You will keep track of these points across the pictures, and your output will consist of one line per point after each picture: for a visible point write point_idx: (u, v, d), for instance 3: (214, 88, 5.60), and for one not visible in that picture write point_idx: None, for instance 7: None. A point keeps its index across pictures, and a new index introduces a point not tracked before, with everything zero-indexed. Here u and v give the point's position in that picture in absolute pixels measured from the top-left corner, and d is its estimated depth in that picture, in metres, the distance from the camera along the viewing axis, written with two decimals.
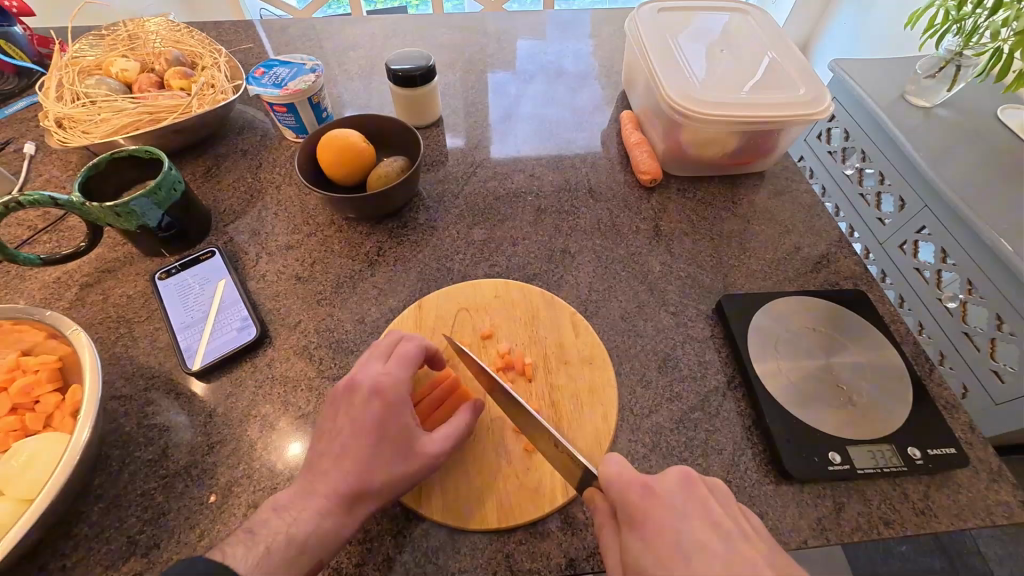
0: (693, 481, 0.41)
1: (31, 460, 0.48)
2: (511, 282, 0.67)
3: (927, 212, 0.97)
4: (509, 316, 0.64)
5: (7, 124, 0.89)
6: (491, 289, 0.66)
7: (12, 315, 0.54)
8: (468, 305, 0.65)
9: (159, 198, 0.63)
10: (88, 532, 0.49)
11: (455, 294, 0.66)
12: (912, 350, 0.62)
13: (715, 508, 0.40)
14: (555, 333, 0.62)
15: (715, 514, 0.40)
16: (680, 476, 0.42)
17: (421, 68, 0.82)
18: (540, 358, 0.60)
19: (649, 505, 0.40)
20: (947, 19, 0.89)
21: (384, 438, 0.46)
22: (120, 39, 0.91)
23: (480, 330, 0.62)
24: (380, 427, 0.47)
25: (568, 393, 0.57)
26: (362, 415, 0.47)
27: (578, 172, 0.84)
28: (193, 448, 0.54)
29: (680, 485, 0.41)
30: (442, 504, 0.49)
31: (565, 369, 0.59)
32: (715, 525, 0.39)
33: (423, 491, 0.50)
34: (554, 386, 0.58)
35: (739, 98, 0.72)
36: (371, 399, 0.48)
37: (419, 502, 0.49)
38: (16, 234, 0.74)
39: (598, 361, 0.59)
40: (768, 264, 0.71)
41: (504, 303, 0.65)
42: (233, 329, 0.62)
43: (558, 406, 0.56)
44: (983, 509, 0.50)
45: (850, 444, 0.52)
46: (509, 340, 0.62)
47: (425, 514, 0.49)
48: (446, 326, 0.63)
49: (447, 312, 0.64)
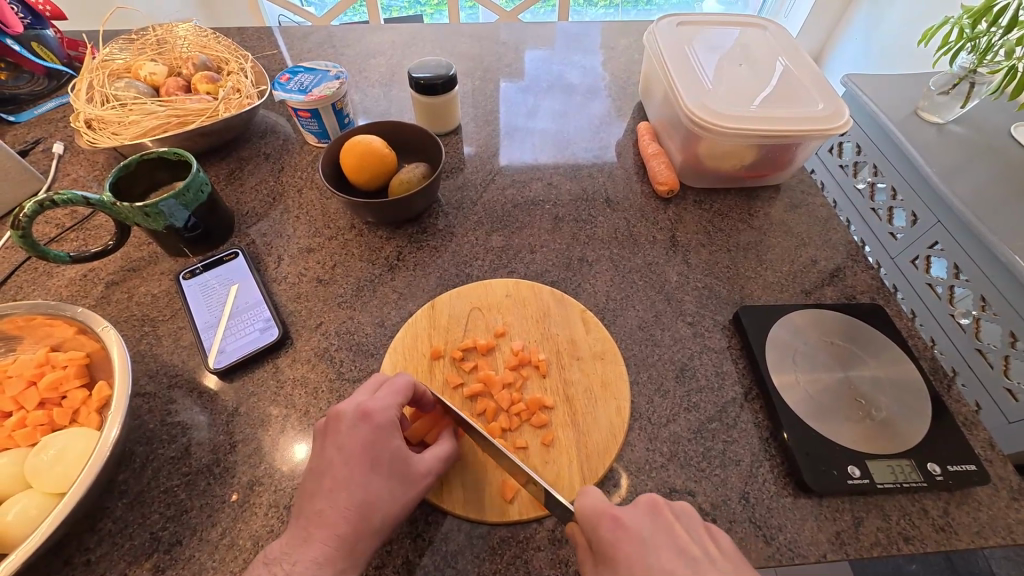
0: (659, 508, 0.43)
1: (60, 454, 0.49)
2: (522, 282, 0.68)
3: (940, 227, 0.96)
4: (520, 313, 0.65)
5: (36, 124, 0.91)
6: (502, 288, 0.67)
7: (44, 310, 0.55)
8: (480, 304, 0.66)
9: (187, 200, 0.64)
10: (112, 527, 0.50)
11: (467, 294, 0.67)
12: (930, 365, 0.62)
13: (681, 532, 0.42)
14: (567, 330, 0.63)
15: (678, 538, 0.41)
16: (647, 503, 0.44)
17: (442, 76, 0.83)
18: (553, 354, 0.61)
19: (618, 536, 0.41)
20: (961, 36, 0.90)
21: (377, 462, 0.46)
22: (149, 44, 0.93)
23: (493, 328, 0.63)
24: (372, 452, 0.46)
25: (582, 388, 0.58)
26: (350, 442, 0.46)
27: (595, 182, 0.85)
28: (216, 446, 0.55)
29: (647, 513, 0.43)
30: (465, 502, 0.50)
31: (578, 365, 0.60)
32: (679, 548, 0.40)
33: (443, 487, 0.51)
34: (568, 381, 0.59)
35: (756, 113, 0.72)
36: (358, 424, 0.47)
37: (441, 500, 0.50)
38: (44, 232, 0.75)
39: (610, 357, 0.61)
40: (785, 276, 0.72)
41: (516, 302, 0.66)
42: (255, 329, 0.63)
43: (573, 400, 0.57)
44: (1004, 526, 0.50)
45: (868, 459, 0.52)
46: (521, 337, 0.62)
47: (447, 508, 0.50)
48: (460, 327, 0.63)
49: (460, 312, 0.65)
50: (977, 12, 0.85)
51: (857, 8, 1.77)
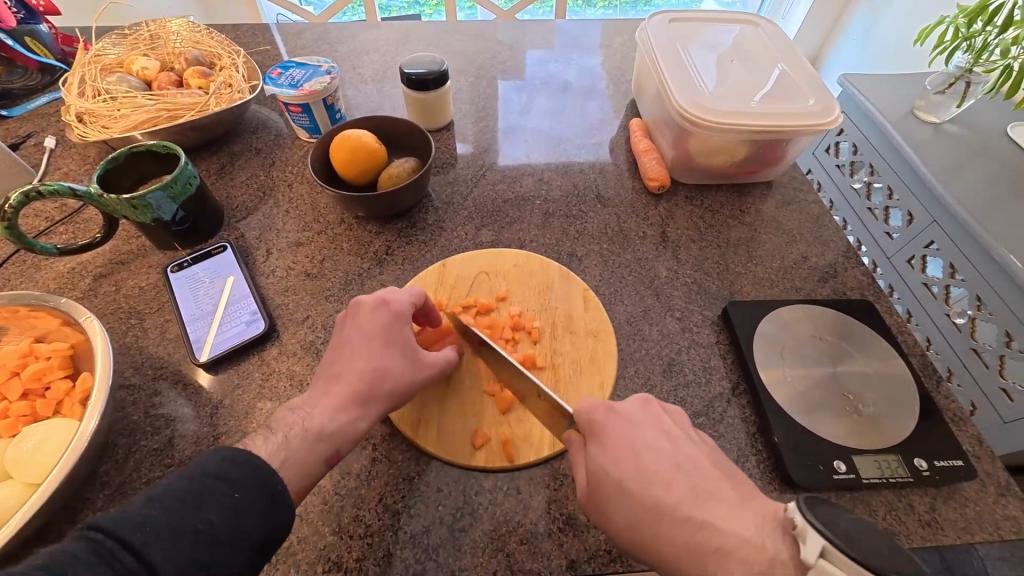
0: (651, 403, 0.48)
1: (41, 445, 0.48)
2: (532, 255, 0.70)
3: (936, 227, 0.96)
4: (525, 283, 0.67)
5: (29, 118, 0.91)
6: (511, 258, 0.70)
7: (28, 302, 0.55)
8: (488, 269, 0.68)
9: (175, 192, 0.64)
10: (92, 519, 0.50)
11: (479, 258, 0.70)
12: (919, 361, 0.61)
13: (668, 422, 0.46)
14: (566, 305, 0.65)
15: (666, 427, 0.46)
16: (640, 399, 0.48)
17: (434, 72, 0.83)
18: (548, 324, 0.63)
19: (612, 419, 0.45)
20: (957, 35, 0.89)
21: (392, 343, 0.52)
22: (142, 39, 0.93)
23: (496, 292, 0.66)
24: (389, 334, 0.52)
25: (569, 359, 0.60)
26: (370, 323, 0.52)
27: (587, 178, 0.85)
28: (199, 438, 0.55)
29: (641, 406, 0.47)
30: (438, 439, 0.53)
31: (570, 338, 0.61)
32: (664, 433, 0.45)
33: (420, 425, 0.54)
34: (557, 352, 0.60)
35: (748, 109, 0.72)
36: (378, 309, 0.53)
37: (417, 434, 0.54)
38: (33, 224, 0.75)
39: (603, 336, 0.62)
40: (775, 272, 0.71)
41: (523, 272, 0.68)
42: (241, 323, 0.63)
43: (559, 368, 0.59)
44: (991, 522, 0.49)
45: (855, 454, 0.52)
46: (521, 304, 0.65)
47: (420, 444, 0.53)
48: (465, 286, 0.67)
49: (468, 273, 0.68)
50: (973, 10, 0.84)
51: (854, 9, 1.77)
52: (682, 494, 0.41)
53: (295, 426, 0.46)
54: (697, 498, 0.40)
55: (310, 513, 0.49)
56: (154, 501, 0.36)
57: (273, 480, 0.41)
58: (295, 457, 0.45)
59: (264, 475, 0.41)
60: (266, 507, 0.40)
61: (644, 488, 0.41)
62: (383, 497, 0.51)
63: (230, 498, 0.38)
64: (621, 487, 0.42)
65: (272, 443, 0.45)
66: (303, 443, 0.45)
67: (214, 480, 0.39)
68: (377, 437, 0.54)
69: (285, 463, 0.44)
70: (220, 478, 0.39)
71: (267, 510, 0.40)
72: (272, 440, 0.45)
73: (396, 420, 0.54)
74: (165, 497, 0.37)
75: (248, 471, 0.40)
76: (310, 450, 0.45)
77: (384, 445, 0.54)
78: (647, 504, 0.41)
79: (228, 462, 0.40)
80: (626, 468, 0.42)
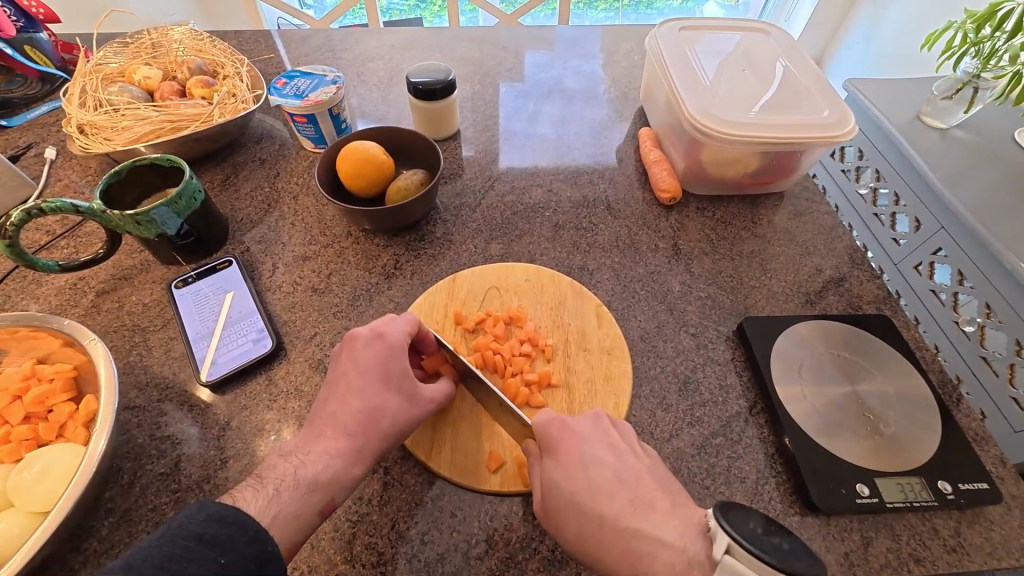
0: (601, 418, 0.51)
1: (44, 473, 0.47)
2: (543, 269, 0.69)
3: (944, 233, 0.94)
4: (536, 298, 0.66)
5: (28, 128, 0.89)
6: (522, 273, 0.68)
7: (29, 323, 0.54)
8: (499, 284, 0.67)
9: (179, 207, 0.63)
10: (98, 548, 0.48)
11: (489, 273, 0.68)
12: (938, 378, 0.60)
13: (616, 436, 0.50)
14: (579, 321, 0.63)
15: (613, 441, 0.49)
16: (592, 414, 0.51)
17: (441, 81, 0.82)
18: (562, 341, 0.61)
19: (565, 434, 0.49)
20: (964, 41, 0.88)
21: (390, 377, 0.51)
22: (143, 48, 0.92)
23: (508, 309, 0.65)
24: (386, 366, 0.51)
25: (584, 378, 0.58)
26: (368, 356, 0.51)
27: (596, 188, 0.84)
28: (206, 462, 0.54)
29: (590, 420, 0.51)
30: (452, 461, 0.52)
31: (583, 355, 0.60)
32: (612, 446, 0.49)
33: (433, 447, 0.53)
34: (571, 370, 0.59)
35: (763, 119, 0.71)
36: (374, 341, 0.52)
37: (430, 456, 0.53)
38: (34, 239, 0.74)
39: (617, 353, 0.61)
40: (789, 285, 0.70)
41: (534, 287, 0.67)
42: (248, 340, 0.62)
43: (573, 388, 0.58)
44: (1019, 548, 0.48)
45: (878, 477, 0.51)
46: (534, 321, 0.63)
47: (433, 467, 0.52)
48: (476, 301, 0.65)
49: (479, 288, 0.67)
50: (980, 17, 0.83)
51: (857, 14, 1.77)
52: (621, 506, 0.45)
53: (287, 475, 0.45)
54: (636, 509, 0.44)
55: (321, 541, 0.48)
56: (142, 556, 0.35)
57: (261, 535, 0.40)
58: (289, 509, 0.43)
59: (254, 533, 0.39)
60: (254, 567, 0.38)
61: (592, 501, 0.45)
62: (396, 523, 0.49)
63: (217, 562, 0.36)
64: (572, 503, 0.45)
65: (262, 497, 0.43)
66: (295, 495, 0.44)
67: (197, 543, 0.37)
68: (389, 461, 0.53)
69: (275, 520, 0.42)
70: (205, 540, 0.37)
71: (255, 571, 0.38)
72: (264, 492, 0.44)
73: (409, 442, 0.53)
74: (143, 566, 0.34)
75: (236, 529, 0.39)
76: (303, 501, 0.44)
77: (396, 469, 0.53)
78: (591, 515, 0.45)
79: (216, 520, 0.39)
80: (575, 481, 0.46)
